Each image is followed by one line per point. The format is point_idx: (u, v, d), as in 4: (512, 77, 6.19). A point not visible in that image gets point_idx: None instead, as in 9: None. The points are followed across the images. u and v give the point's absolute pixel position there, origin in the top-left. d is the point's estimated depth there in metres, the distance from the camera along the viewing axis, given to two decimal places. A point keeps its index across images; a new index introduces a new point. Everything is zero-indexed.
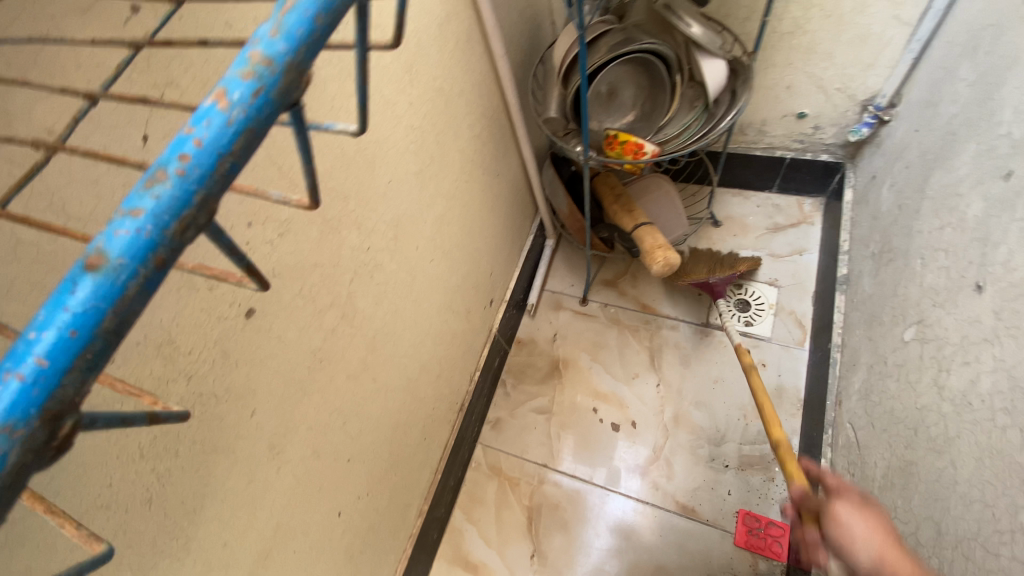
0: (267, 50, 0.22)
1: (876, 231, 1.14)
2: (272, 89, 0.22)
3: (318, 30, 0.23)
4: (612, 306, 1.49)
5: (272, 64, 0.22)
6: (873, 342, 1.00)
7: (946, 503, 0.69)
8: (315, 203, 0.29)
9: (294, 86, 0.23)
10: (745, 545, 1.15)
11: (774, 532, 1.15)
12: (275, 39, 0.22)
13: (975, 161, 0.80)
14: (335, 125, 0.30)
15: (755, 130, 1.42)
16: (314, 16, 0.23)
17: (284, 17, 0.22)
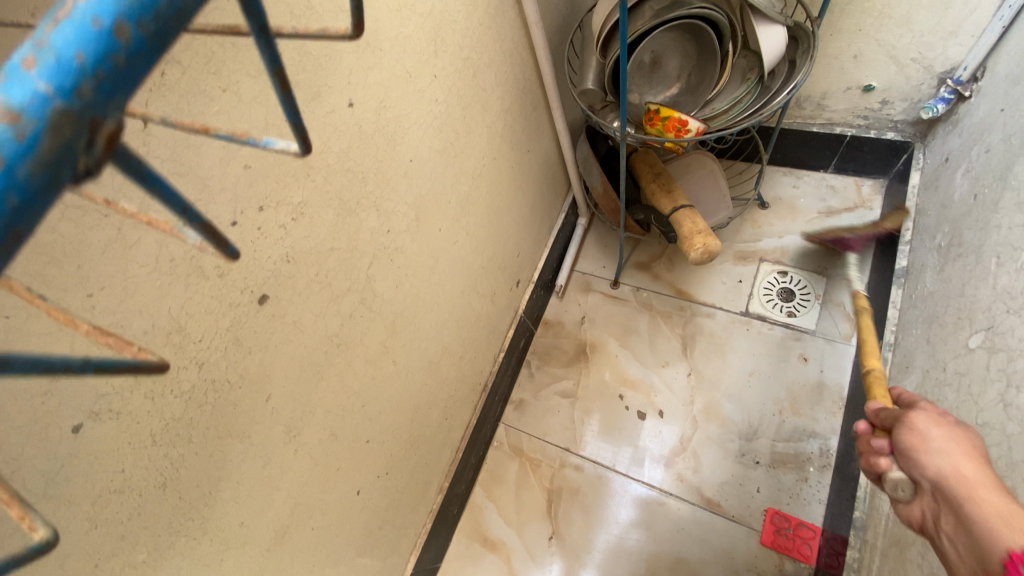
0: (14, 97, 0.14)
1: (945, 220, 1.03)
2: (19, 164, 0.14)
3: (102, 66, 0.15)
4: (645, 290, 1.43)
5: (16, 121, 0.14)
6: (931, 344, 0.92)
7: None
8: (235, 255, 0.24)
9: (72, 145, 0.15)
10: (771, 545, 1.11)
11: (804, 534, 1.11)
12: (31, 75, 0.14)
13: None
14: (275, 142, 0.24)
15: (813, 104, 1.30)
16: (97, 44, 0.15)
17: (47, 46, 0.15)
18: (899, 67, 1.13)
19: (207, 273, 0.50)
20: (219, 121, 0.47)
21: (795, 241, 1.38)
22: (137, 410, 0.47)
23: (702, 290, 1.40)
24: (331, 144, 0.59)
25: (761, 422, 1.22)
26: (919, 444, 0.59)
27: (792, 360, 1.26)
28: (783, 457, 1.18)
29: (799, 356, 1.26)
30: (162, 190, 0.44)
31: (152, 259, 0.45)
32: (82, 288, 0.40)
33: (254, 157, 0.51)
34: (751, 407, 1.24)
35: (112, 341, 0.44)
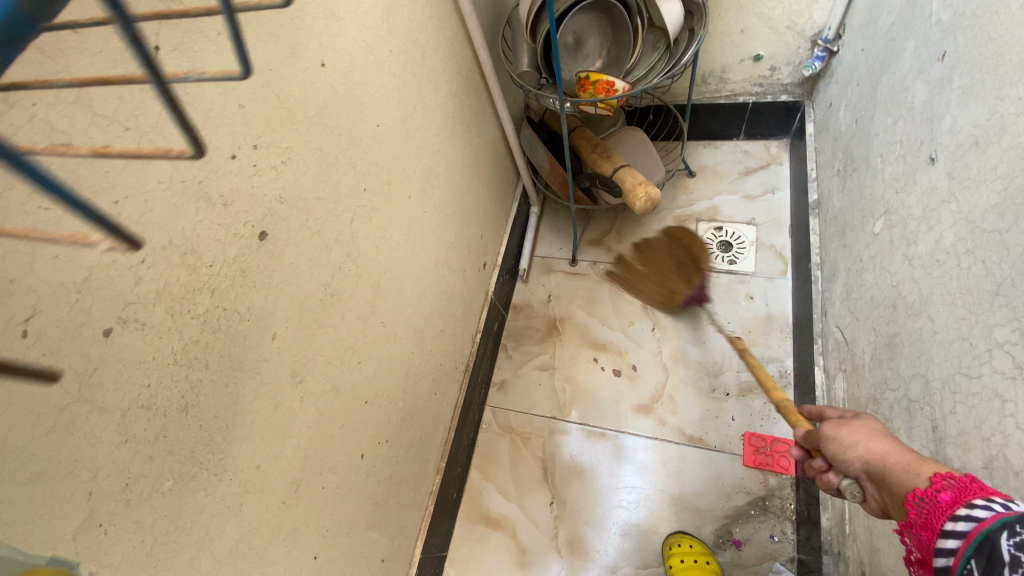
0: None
1: (839, 149, 1.20)
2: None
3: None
4: (601, 263, 1.54)
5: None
6: (847, 247, 1.06)
7: (928, 355, 0.71)
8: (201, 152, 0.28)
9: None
10: (754, 465, 1.20)
11: (780, 448, 1.20)
12: None
13: (915, 55, 0.85)
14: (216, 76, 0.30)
15: (715, 78, 1.49)
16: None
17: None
18: (778, 35, 1.34)
19: (213, 201, 0.55)
20: (216, 62, 0.53)
21: (724, 199, 1.55)
22: (160, 324, 0.50)
23: None
24: (309, 97, 0.66)
25: (725, 358, 1.33)
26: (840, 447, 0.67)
27: (741, 300, 1.39)
28: (749, 385, 1.28)
29: (745, 296, 1.39)
30: (173, 114, 0.49)
31: (168, 178, 0.49)
32: (110, 195, 0.45)
33: (247, 98, 0.57)
34: (713, 346, 1.35)
35: (136, 251, 0.48)
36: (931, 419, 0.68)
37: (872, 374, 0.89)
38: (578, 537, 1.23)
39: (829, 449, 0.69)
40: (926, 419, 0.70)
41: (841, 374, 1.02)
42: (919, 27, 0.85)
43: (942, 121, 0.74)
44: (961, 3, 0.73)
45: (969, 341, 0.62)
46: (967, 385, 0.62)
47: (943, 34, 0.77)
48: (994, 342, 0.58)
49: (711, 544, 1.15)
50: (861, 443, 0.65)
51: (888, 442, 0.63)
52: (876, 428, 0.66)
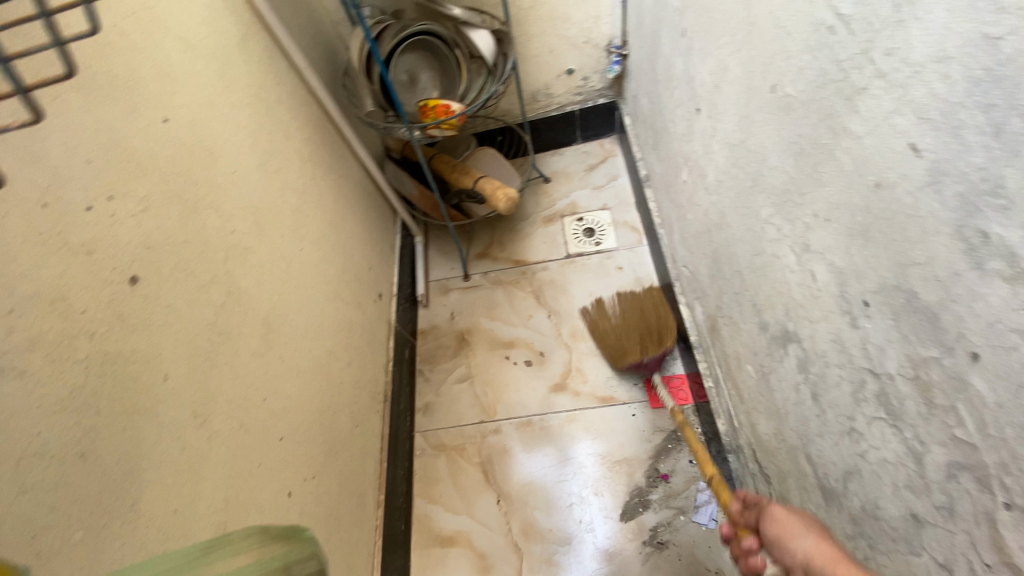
0: None
1: (647, 128, 1.45)
2: None
3: None
4: (491, 272, 1.68)
5: None
6: (673, 201, 1.27)
7: (734, 252, 0.90)
8: None
9: None
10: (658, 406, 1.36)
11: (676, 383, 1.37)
12: None
13: (670, 38, 1.09)
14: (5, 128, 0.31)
15: (543, 95, 1.72)
16: None
17: None
18: (580, 51, 1.60)
19: (76, 251, 0.57)
20: (52, 123, 0.57)
21: (579, 194, 1.77)
22: (41, 371, 0.51)
23: (532, 255, 1.69)
24: (158, 151, 0.71)
25: None
26: (794, 539, 0.61)
27: (612, 272, 1.60)
28: None
29: (616, 268, 1.61)
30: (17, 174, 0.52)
31: (22, 231, 0.52)
32: None
33: (94, 154, 0.61)
34: None
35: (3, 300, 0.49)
36: (750, 298, 0.87)
37: (712, 288, 1.07)
38: (530, 523, 1.29)
39: (772, 534, 0.64)
40: (748, 302, 0.88)
41: (698, 301, 1.21)
42: (667, 18, 1.09)
43: (697, 79, 0.96)
44: None
45: (751, 227, 0.81)
46: (759, 263, 0.80)
47: (680, 17, 1.01)
48: (761, 221, 0.77)
49: (645, 485, 1.29)
50: (807, 537, 0.60)
51: (836, 547, 0.57)
52: (826, 530, 0.60)
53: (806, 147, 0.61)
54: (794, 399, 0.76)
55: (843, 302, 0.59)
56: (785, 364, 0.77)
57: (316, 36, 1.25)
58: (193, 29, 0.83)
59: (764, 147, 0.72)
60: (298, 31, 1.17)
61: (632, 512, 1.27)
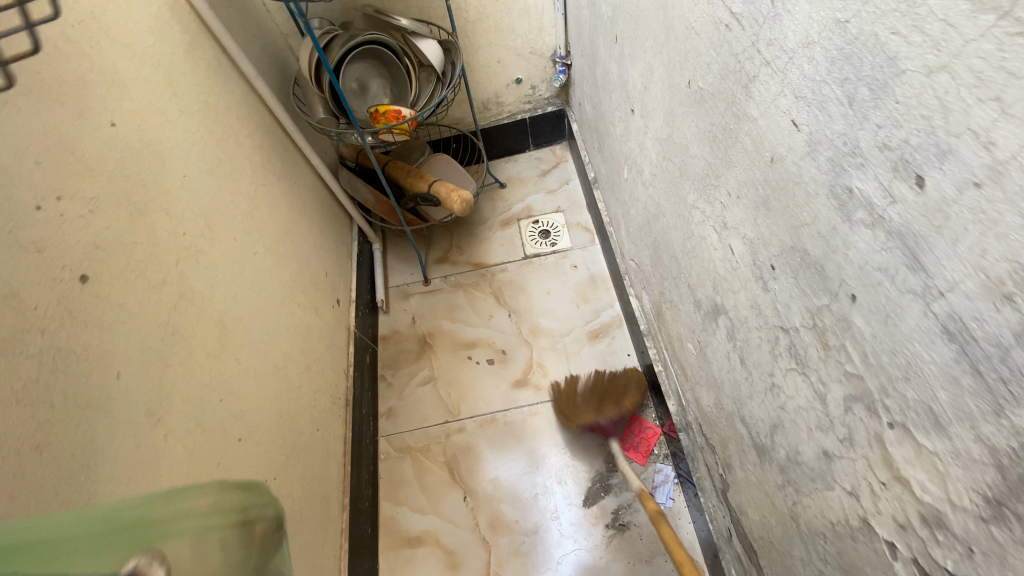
0: None
1: (593, 132, 1.54)
2: None
3: None
4: (451, 276, 1.72)
5: None
6: (618, 198, 1.35)
7: (670, 239, 0.97)
8: None
9: None
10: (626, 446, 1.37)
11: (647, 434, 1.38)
12: None
13: (606, 46, 1.17)
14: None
15: (494, 104, 1.78)
16: None
17: None
18: (527, 61, 1.67)
19: (25, 248, 0.57)
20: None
21: (533, 198, 1.83)
22: None
23: (490, 258, 1.74)
24: (106, 153, 0.72)
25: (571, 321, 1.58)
26: None
27: (567, 271, 1.67)
28: (594, 331, 1.55)
29: (570, 266, 1.67)
30: None
31: None
32: None
33: (41, 154, 0.62)
34: (560, 314, 1.60)
35: None
36: (686, 279, 0.94)
37: (656, 276, 1.15)
38: (497, 516, 1.32)
39: None
40: (685, 284, 0.95)
41: (646, 291, 1.29)
42: (602, 27, 1.18)
43: (629, 82, 1.04)
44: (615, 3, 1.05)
45: (682, 213, 0.88)
46: (690, 245, 0.87)
47: (613, 26, 1.09)
48: (689, 206, 0.84)
49: (605, 471, 1.35)
50: None
51: None
52: None
53: (718, 133, 0.68)
54: (728, 367, 0.82)
55: (756, 270, 0.65)
56: (718, 336, 0.84)
57: (266, 47, 1.27)
58: (138, 36, 0.84)
59: (687, 138, 0.79)
60: (247, 41, 1.19)
61: (595, 497, 1.32)
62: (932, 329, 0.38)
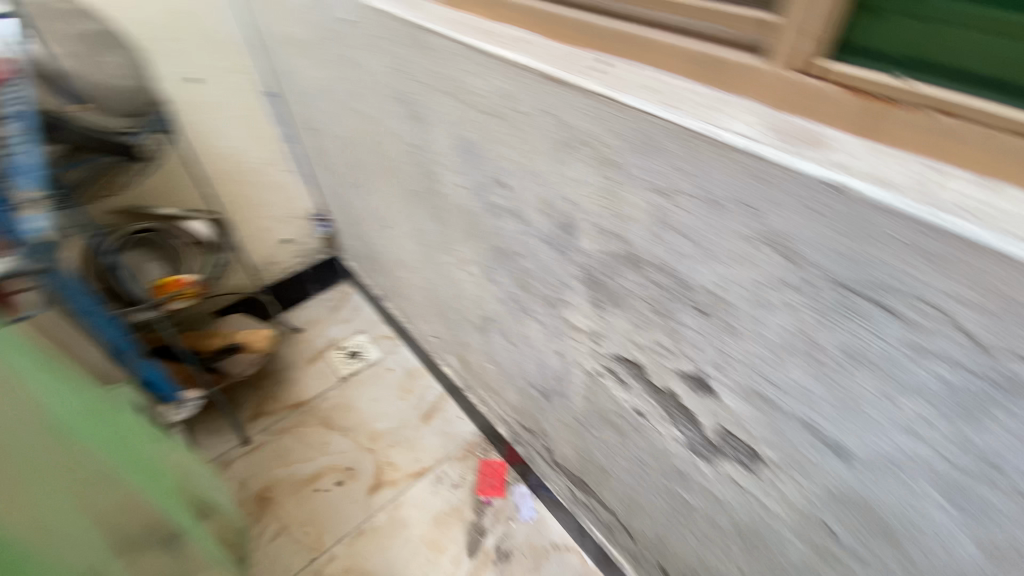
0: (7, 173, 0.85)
1: (365, 259, 1.90)
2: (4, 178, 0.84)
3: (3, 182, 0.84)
4: (273, 424, 1.76)
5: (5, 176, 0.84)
6: (402, 295, 1.69)
7: (443, 296, 1.33)
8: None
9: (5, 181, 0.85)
10: (484, 489, 1.56)
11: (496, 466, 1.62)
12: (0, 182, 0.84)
13: (351, 192, 1.57)
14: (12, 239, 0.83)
15: (269, 264, 2.01)
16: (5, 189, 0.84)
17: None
18: (290, 224, 1.98)
19: None
20: None
21: (332, 330, 2.04)
22: None
23: (307, 393, 1.84)
24: None
25: (402, 413, 1.77)
26: None
27: (384, 375, 1.89)
28: (425, 412, 1.77)
29: (386, 371, 1.90)
30: None
31: None
32: None
33: None
34: (390, 413, 1.77)
35: None
36: (462, 317, 1.29)
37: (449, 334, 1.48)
38: None
39: None
40: (465, 322, 1.30)
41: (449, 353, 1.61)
42: (344, 181, 1.58)
43: (375, 208, 1.44)
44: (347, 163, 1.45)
45: (440, 273, 1.25)
46: (455, 291, 1.24)
47: (350, 178, 1.51)
48: (441, 264, 1.22)
49: (476, 519, 1.50)
50: None
51: None
52: None
53: (434, 210, 1.09)
54: (509, 356, 1.17)
55: (486, 276, 1.04)
56: (495, 340, 1.19)
57: None
58: None
59: (421, 224, 1.19)
60: None
61: (475, 545, 1.45)
62: (541, 243, 0.79)
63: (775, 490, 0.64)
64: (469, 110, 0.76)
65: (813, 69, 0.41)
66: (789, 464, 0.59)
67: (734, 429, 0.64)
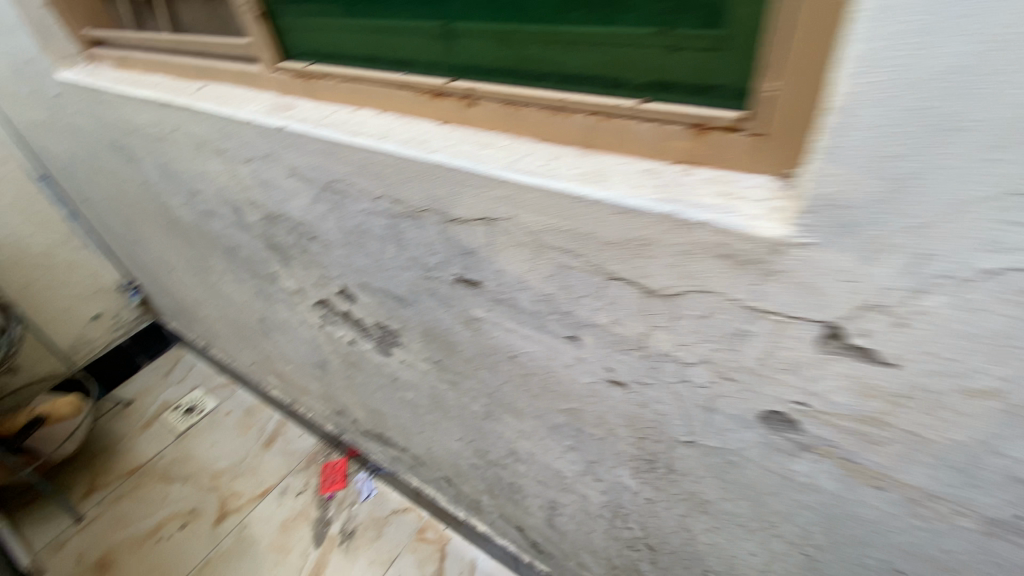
0: None
1: (179, 313, 2.02)
2: None
3: None
4: (104, 497, 1.79)
5: None
6: (215, 331, 1.81)
7: (239, 321, 1.49)
8: None
9: None
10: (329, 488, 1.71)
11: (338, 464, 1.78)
12: None
13: (144, 255, 1.70)
14: None
15: (81, 344, 2.07)
16: None
17: None
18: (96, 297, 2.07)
19: None
20: None
21: (170, 392, 2.13)
22: None
23: (141, 457, 1.90)
24: None
25: (245, 446, 1.88)
26: None
27: (224, 416, 2.00)
28: (270, 436, 1.90)
29: (226, 412, 2.01)
30: None
31: None
32: None
33: None
34: (234, 450, 1.88)
35: None
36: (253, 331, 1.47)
37: (257, 349, 1.60)
38: None
39: None
40: (254, 331, 1.46)
41: (267, 371, 1.76)
42: (131, 242, 1.70)
43: (156, 254, 1.58)
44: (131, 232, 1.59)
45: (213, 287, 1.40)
46: (233, 305, 1.40)
47: (131, 235, 1.63)
48: (213, 286, 1.38)
49: (321, 512, 1.65)
50: None
51: None
52: None
53: (180, 231, 1.25)
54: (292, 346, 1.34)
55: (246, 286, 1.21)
56: (278, 340, 1.37)
57: None
58: None
59: (185, 252, 1.35)
60: None
61: (322, 535, 1.60)
62: (236, 218, 0.97)
63: (412, 354, 0.89)
64: (144, 140, 0.99)
65: (280, 69, 0.70)
66: (406, 326, 0.85)
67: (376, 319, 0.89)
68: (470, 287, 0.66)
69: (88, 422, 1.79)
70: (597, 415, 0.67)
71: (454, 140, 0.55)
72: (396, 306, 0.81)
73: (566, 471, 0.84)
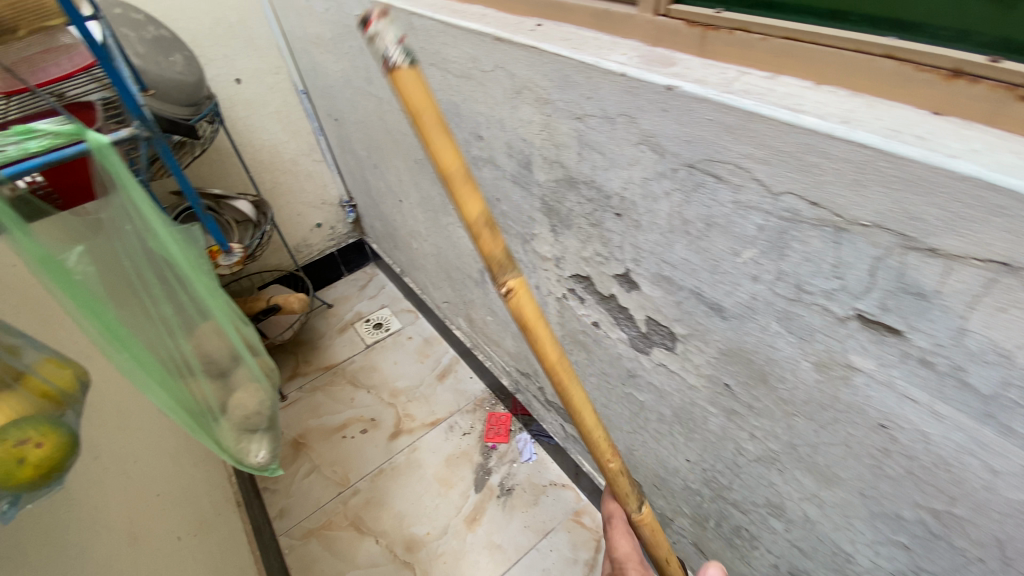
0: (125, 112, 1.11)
1: (386, 238, 2.16)
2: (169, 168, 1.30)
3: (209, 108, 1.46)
4: (304, 384, 2.04)
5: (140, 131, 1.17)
6: (419, 264, 1.90)
7: (455, 265, 1.51)
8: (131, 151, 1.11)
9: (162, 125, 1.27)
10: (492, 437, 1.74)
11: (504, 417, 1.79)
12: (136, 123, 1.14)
13: (376, 180, 1.81)
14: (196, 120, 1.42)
15: (304, 246, 2.33)
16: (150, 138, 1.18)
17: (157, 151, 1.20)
18: (322, 208, 2.30)
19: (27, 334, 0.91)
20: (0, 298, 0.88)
21: (363, 306, 2.33)
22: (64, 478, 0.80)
23: (335, 357, 2.12)
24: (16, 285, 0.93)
25: (421, 374, 1.99)
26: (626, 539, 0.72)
27: (406, 340, 2.13)
28: (444, 371, 1.99)
29: (408, 338, 2.14)
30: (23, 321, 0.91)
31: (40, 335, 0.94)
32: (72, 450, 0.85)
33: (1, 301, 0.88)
34: (411, 375, 2.00)
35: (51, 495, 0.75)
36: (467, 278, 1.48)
37: (461, 292, 1.63)
38: (410, 538, 1.53)
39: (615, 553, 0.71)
40: (468, 278, 1.47)
41: (458, 313, 1.80)
42: (368, 166, 1.81)
43: (391, 183, 1.66)
44: (374, 158, 1.69)
45: (444, 229, 1.42)
46: (458, 248, 1.41)
47: (372, 160, 1.72)
48: (446, 226, 1.40)
49: (483, 460, 1.69)
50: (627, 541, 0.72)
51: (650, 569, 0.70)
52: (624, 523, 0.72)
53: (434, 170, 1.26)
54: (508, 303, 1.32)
55: None
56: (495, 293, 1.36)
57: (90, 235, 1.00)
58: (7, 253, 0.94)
59: (428, 189, 1.38)
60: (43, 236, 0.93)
61: (482, 481, 1.64)
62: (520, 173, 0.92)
63: (688, 363, 0.78)
64: (445, 75, 0.96)
65: (668, 14, 0.58)
66: (697, 335, 0.73)
67: (654, 316, 0.79)
68: (869, 331, 0.50)
69: (304, 317, 2.02)
70: (998, 538, 0.50)
71: (978, 143, 0.38)
72: (704, 312, 0.69)
73: (861, 558, 0.68)
